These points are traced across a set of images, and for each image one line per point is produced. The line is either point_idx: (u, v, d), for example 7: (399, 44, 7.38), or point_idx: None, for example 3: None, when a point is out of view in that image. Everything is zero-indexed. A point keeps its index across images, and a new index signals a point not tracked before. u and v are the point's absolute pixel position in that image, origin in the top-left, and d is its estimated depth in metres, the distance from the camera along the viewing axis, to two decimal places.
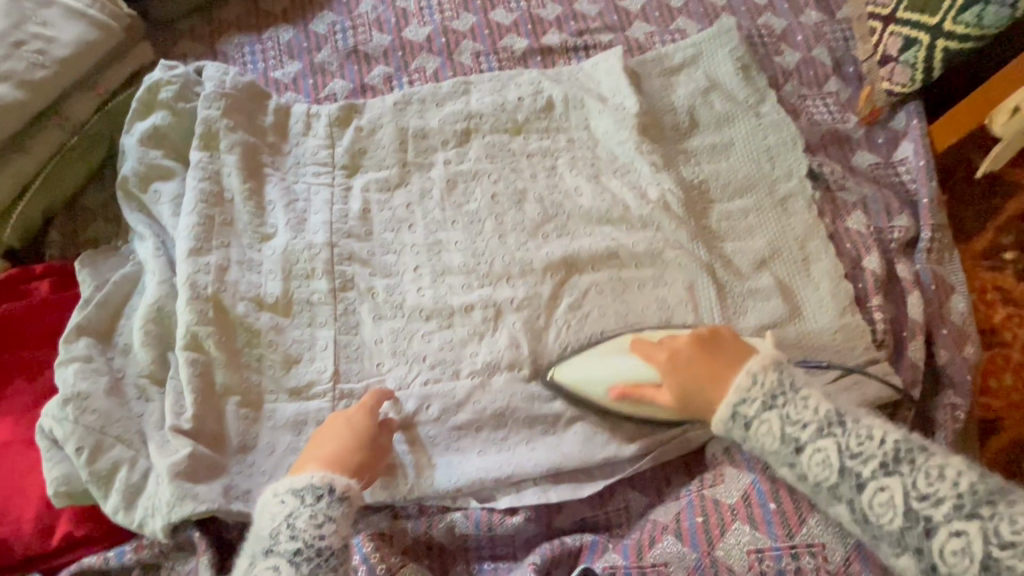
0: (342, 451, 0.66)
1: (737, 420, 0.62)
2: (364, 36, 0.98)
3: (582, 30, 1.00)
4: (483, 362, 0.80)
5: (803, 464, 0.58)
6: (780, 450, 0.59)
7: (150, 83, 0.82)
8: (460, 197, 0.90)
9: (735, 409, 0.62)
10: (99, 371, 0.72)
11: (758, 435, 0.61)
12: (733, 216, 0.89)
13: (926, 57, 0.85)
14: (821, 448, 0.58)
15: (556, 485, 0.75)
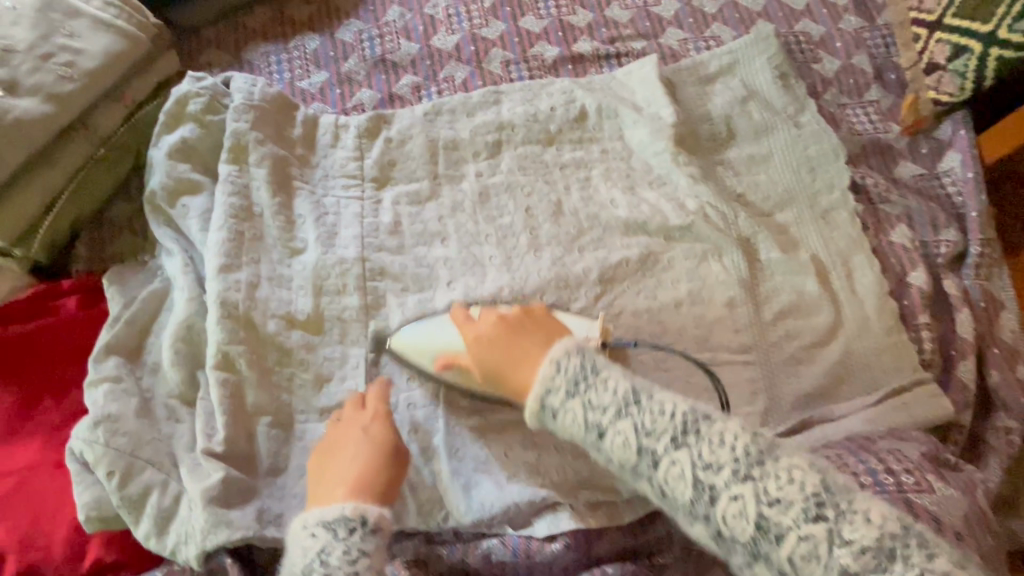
0: (364, 463, 0.62)
1: (554, 370, 0.62)
2: (391, 44, 0.95)
3: (614, 37, 0.98)
4: None
5: (610, 446, 0.59)
6: (586, 435, 0.60)
7: (178, 95, 0.80)
8: (491, 211, 0.88)
9: (544, 399, 0.62)
10: (129, 392, 0.70)
11: (564, 419, 0.61)
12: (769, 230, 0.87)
13: (978, 66, 0.82)
14: (620, 430, 0.58)
15: (592, 511, 0.75)
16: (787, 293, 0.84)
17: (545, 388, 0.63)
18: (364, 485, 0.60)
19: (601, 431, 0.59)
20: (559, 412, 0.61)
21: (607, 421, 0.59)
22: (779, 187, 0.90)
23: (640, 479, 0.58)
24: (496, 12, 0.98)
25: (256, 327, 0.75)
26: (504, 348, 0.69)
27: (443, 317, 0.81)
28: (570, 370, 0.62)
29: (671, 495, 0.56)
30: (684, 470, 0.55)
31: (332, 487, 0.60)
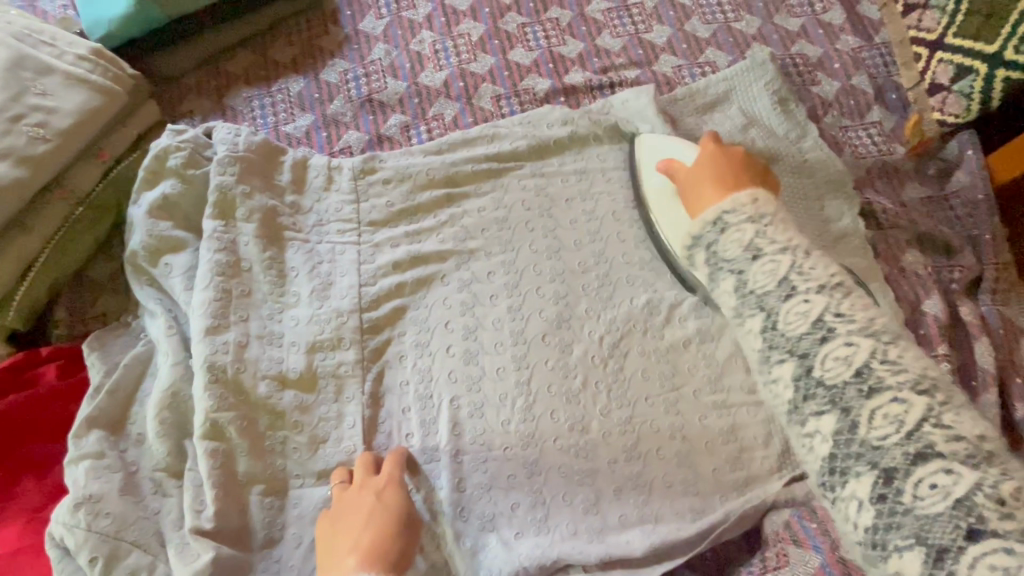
0: (381, 532, 0.63)
1: (718, 225, 0.74)
2: (378, 84, 0.93)
3: (606, 67, 0.95)
4: (518, 435, 0.74)
5: (782, 308, 0.66)
6: (740, 257, 0.70)
7: (158, 150, 0.77)
8: (494, 250, 0.82)
9: (723, 215, 0.74)
10: (111, 468, 0.66)
11: (729, 240, 0.72)
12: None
13: (984, 87, 0.79)
14: (777, 261, 0.68)
15: (607, 571, 0.73)
16: None
17: (728, 208, 0.73)
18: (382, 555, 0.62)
19: (750, 298, 0.69)
20: (722, 259, 0.73)
21: (731, 269, 0.71)
22: (792, 216, 0.85)
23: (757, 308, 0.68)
24: (483, 47, 0.95)
25: (245, 390, 0.71)
26: (693, 194, 0.78)
27: (441, 369, 0.76)
28: (748, 210, 0.72)
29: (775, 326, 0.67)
30: (810, 310, 0.65)
31: (349, 555, 0.61)
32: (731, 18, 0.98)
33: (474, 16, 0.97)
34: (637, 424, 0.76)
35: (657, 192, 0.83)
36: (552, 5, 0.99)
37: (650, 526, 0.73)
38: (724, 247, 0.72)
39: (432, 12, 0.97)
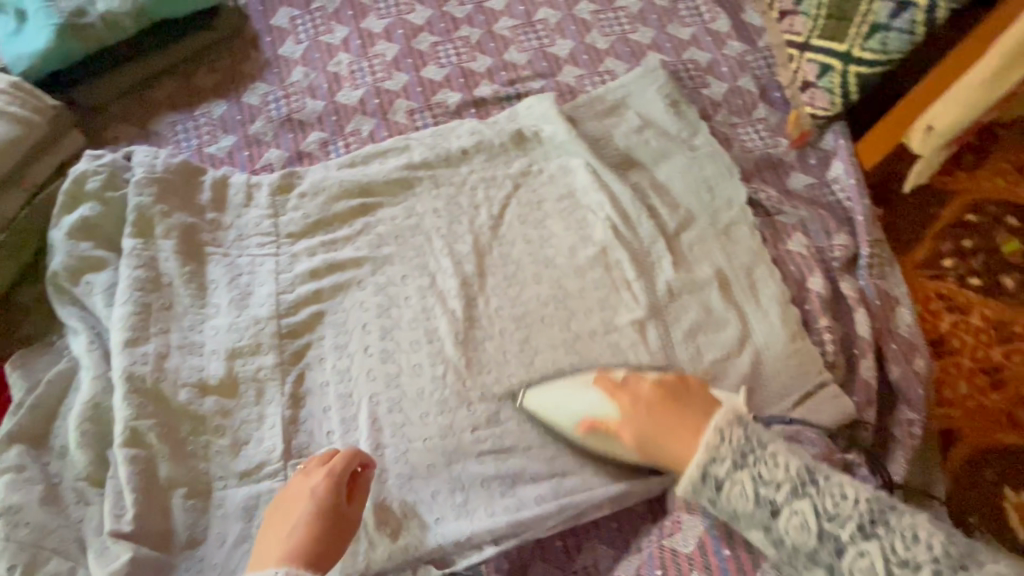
0: (303, 528, 0.64)
1: (708, 480, 0.63)
2: (297, 104, 0.98)
3: (513, 79, 1.02)
4: (434, 426, 0.78)
5: (779, 526, 0.58)
6: (753, 511, 0.59)
7: (78, 175, 0.81)
8: (407, 255, 0.87)
9: (709, 469, 0.62)
10: (32, 480, 0.69)
11: (730, 494, 0.61)
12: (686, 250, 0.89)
13: (841, 82, 0.88)
14: (797, 508, 0.58)
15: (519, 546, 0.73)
16: (697, 309, 0.86)
17: (707, 458, 0.63)
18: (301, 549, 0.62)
19: (739, 520, 0.61)
20: (733, 510, 0.61)
21: (754, 497, 0.59)
22: (684, 209, 0.93)
23: (750, 526, 0.60)
24: (398, 65, 1.01)
25: (166, 397, 0.74)
26: (656, 433, 0.73)
27: (357, 369, 0.80)
28: (727, 457, 0.62)
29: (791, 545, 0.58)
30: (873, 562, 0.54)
31: (273, 546, 0.63)
32: (628, 29, 1.05)
33: (388, 37, 1.03)
34: (550, 410, 0.79)
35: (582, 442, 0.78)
36: (462, 23, 1.06)
37: (566, 506, 0.74)
38: (727, 498, 0.61)
39: (348, 35, 1.03)
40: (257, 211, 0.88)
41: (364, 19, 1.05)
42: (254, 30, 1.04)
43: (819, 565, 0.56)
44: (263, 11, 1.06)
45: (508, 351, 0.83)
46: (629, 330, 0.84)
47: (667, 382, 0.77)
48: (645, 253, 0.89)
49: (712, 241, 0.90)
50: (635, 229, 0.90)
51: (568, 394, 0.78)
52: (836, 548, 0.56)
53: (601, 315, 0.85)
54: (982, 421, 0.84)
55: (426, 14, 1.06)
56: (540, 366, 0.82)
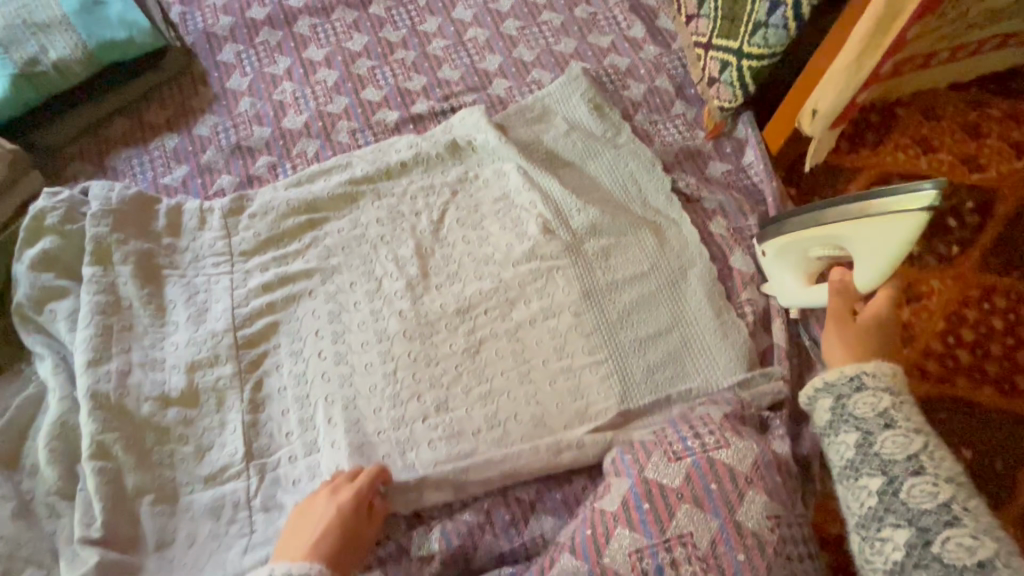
0: (332, 541, 0.67)
1: (854, 381, 0.68)
2: (245, 132, 1.05)
3: (447, 94, 1.10)
4: (387, 420, 0.82)
5: (853, 399, 0.67)
6: (841, 380, 0.68)
7: (36, 211, 0.87)
8: (354, 264, 0.93)
9: (862, 374, 0.67)
10: (4, 498, 0.73)
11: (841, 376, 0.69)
12: (616, 238, 0.95)
13: (738, 76, 0.95)
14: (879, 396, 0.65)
15: (465, 510, 0.80)
16: (629, 293, 0.92)
17: (869, 369, 0.67)
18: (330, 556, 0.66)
19: (846, 420, 0.67)
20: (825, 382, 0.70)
21: (854, 422, 0.66)
22: (613, 201, 0.99)
23: (851, 429, 0.66)
24: (339, 90, 1.09)
25: (129, 410, 0.79)
26: (830, 342, 0.74)
27: (312, 371, 0.85)
28: (887, 380, 0.66)
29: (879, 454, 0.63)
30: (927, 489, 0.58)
31: (301, 548, 0.66)
32: (552, 42, 1.14)
33: (329, 65, 1.12)
34: (494, 395, 0.85)
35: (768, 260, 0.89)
36: (397, 47, 1.14)
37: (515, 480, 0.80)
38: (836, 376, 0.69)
39: (291, 65, 1.11)
40: (210, 233, 0.94)
41: (305, 49, 1.13)
42: (203, 66, 1.11)
43: (882, 471, 0.62)
44: (210, 48, 1.13)
45: (454, 345, 0.88)
46: (564, 316, 0.90)
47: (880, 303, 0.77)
48: (577, 243, 0.94)
49: (640, 227, 0.96)
50: (567, 223, 0.96)
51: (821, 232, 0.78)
52: (916, 488, 0.59)
53: (540, 304, 0.91)
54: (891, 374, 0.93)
55: (363, 40, 1.14)
56: (485, 356, 0.88)
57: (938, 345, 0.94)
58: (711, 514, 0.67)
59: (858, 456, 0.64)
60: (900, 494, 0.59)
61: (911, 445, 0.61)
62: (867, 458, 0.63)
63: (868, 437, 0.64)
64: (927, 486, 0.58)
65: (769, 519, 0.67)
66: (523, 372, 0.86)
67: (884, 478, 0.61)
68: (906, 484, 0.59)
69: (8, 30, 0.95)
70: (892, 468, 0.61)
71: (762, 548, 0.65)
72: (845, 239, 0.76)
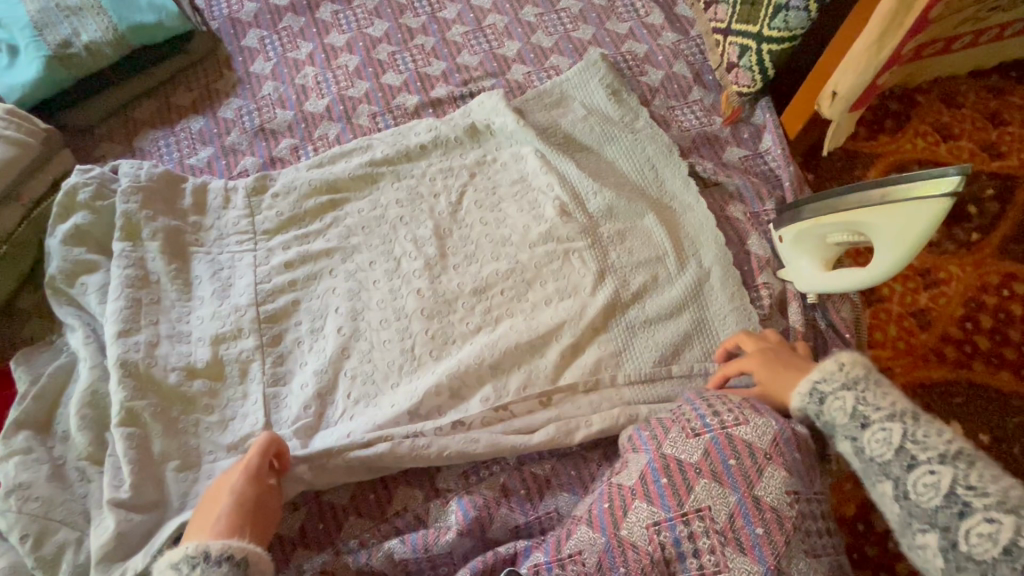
0: (227, 517, 0.67)
1: (814, 396, 0.68)
2: (268, 115, 1.07)
3: (466, 80, 1.11)
4: (403, 394, 0.83)
5: (866, 439, 0.62)
6: (848, 424, 0.64)
7: (69, 187, 0.89)
8: (373, 243, 0.94)
9: (815, 386, 0.68)
10: (39, 461, 0.76)
11: (832, 409, 0.66)
12: (632, 221, 0.96)
13: (758, 60, 0.96)
14: (888, 428, 0.61)
15: (478, 483, 0.82)
16: (641, 275, 0.92)
17: (818, 377, 0.68)
18: (228, 529, 0.66)
19: (873, 468, 0.61)
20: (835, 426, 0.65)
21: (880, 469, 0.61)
22: (628, 183, 1.00)
23: (881, 478, 0.60)
24: (360, 74, 1.11)
25: (156, 379, 0.81)
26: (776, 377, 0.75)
27: (333, 346, 0.86)
28: (839, 378, 0.66)
29: (914, 500, 0.58)
30: (996, 532, 0.52)
31: (201, 529, 0.66)
32: (570, 28, 1.16)
33: (350, 50, 1.14)
34: (509, 370, 0.85)
35: (785, 245, 0.88)
36: (417, 33, 1.16)
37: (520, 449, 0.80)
38: (841, 421, 0.65)
39: (313, 49, 1.13)
40: (232, 213, 0.96)
41: (327, 35, 1.15)
42: (228, 51, 1.14)
43: (933, 525, 0.56)
44: (234, 34, 1.16)
45: (469, 323, 0.89)
46: (580, 296, 0.90)
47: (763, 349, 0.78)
48: (593, 226, 0.95)
49: (653, 212, 0.96)
50: (584, 205, 0.97)
51: (848, 217, 0.77)
52: (976, 532, 0.53)
53: (555, 284, 0.91)
54: (910, 359, 0.92)
55: (384, 26, 1.16)
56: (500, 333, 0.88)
57: (958, 331, 0.93)
58: (730, 489, 0.67)
59: (904, 511, 0.59)
60: (962, 548, 0.54)
61: (942, 483, 0.56)
62: (910, 512, 0.58)
63: (901, 486, 0.59)
64: (984, 527, 0.53)
65: (788, 494, 0.67)
66: (537, 350, 0.86)
67: (938, 532, 0.55)
68: (961, 530, 0.54)
69: (42, 13, 0.98)
70: (938, 516, 0.56)
71: (780, 522, 0.65)
72: (870, 227, 0.75)
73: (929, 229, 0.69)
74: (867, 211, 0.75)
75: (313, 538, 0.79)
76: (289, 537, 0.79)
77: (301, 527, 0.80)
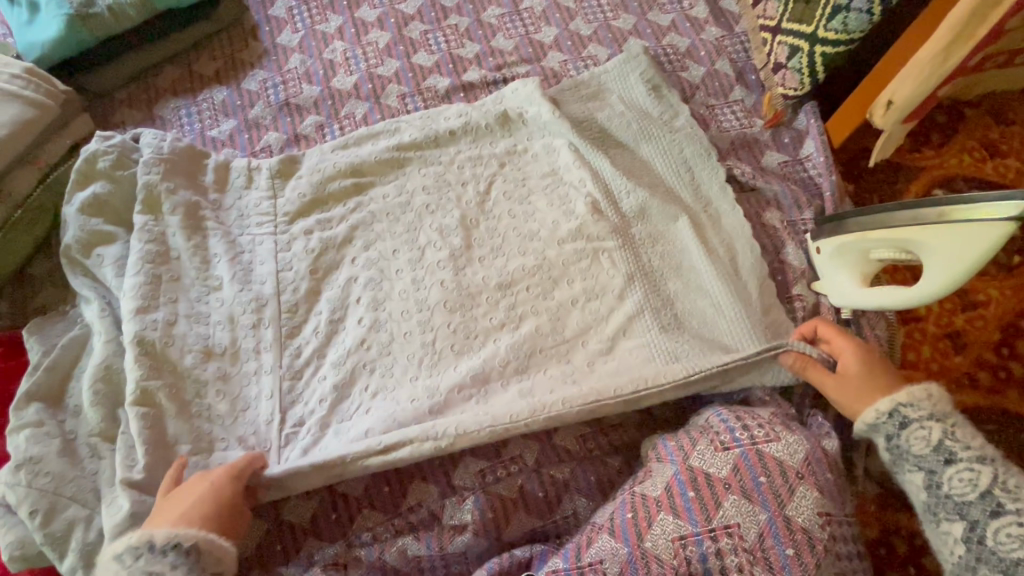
0: (190, 510, 0.66)
1: (895, 418, 0.66)
2: (294, 90, 1.04)
3: (500, 65, 1.08)
4: (423, 389, 0.80)
5: (929, 463, 0.63)
6: (930, 456, 0.63)
7: (88, 154, 0.87)
8: (397, 232, 0.91)
9: (900, 407, 0.66)
10: (51, 435, 0.74)
11: (912, 437, 0.65)
12: (661, 226, 0.92)
13: (809, 62, 0.93)
14: (976, 470, 0.61)
15: (496, 481, 0.79)
16: (672, 280, 0.89)
17: (904, 401, 0.66)
18: (189, 520, 0.65)
19: (947, 506, 0.61)
20: (907, 453, 0.65)
21: (956, 508, 0.61)
22: (659, 181, 0.97)
23: (953, 519, 0.61)
24: (390, 52, 1.08)
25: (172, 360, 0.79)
26: (859, 386, 0.71)
27: (353, 337, 0.83)
28: (928, 407, 0.65)
29: (991, 546, 0.58)
30: None
31: (163, 515, 0.65)
32: (610, 17, 1.12)
33: (381, 26, 1.10)
34: (531, 370, 0.82)
35: (824, 258, 0.86)
36: (451, 12, 1.12)
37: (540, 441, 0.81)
38: (919, 453, 0.64)
39: (343, 24, 1.10)
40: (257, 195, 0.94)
41: (358, 9, 1.11)
42: (255, 20, 1.11)
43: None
44: (263, 2, 1.12)
45: (493, 318, 0.85)
46: (608, 298, 0.86)
47: (865, 351, 0.73)
48: (624, 225, 0.92)
49: (682, 214, 0.93)
50: (616, 204, 0.93)
51: (894, 234, 0.75)
52: None
53: (584, 284, 0.87)
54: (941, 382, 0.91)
55: (417, 3, 1.12)
56: (524, 331, 0.84)
57: (992, 356, 0.92)
58: (760, 507, 0.65)
59: (971, 554, 0.59)
60: None
61: None
62: (984, 557, 0.58)
63: (977, 529, 0.59)
64: None
65: (820, 516, 0.65)
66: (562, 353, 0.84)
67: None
68: None
69: None
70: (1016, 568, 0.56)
71: (811, 544, 0.63)
72: (917, 246, 0.73)
73: (987, 255, 0.67)
74: (916, 228, 0.72)
75: (325, 528, 0.77)
76: (299, 525, 0.77)
77: (313, 515, 0.78)
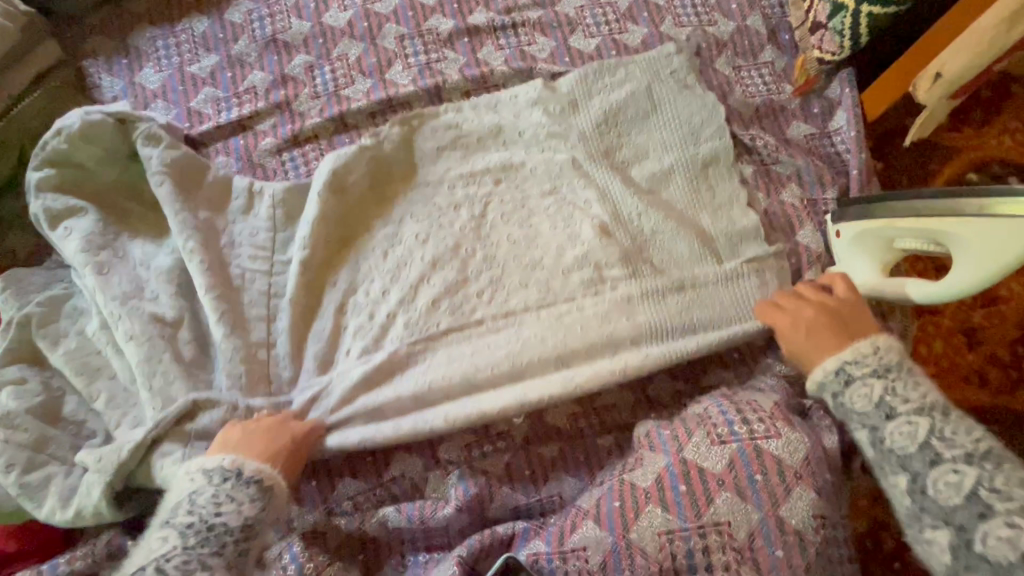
0: (256, 444, 0.66)
1: (840, 376, 0.65)
2: (282, 24, 0.95)
3: (510, 7, 0.98)
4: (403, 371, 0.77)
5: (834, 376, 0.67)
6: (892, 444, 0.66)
7: (59, 124, 0.77)
8: (376, 198, 0.85)
9: (846, 366, 0.65)
10: (33, 391, 0.70)
11: (854, 395, 0.64)
12: (676, 237, 0.82)
13: (853, 23, 0.84)
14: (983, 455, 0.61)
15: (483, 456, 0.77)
16: (672, 268, 0.81)
17: (850, 357, 0.65)
18: (256, 452, 0.65)
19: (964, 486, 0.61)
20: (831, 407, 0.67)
21: None
22: (667, 141, 0.89)
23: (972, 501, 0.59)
24: None
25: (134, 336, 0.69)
26: (805, 351, 0.69)
27: (336, 392, 0.75)
28: (872, 363, 0.64)
29: None
30: None
31: (231, 446, 0.65)
32: None
33: None
34: (528, 369, 0.77)
35: (842, 242, 0.79)
36: None
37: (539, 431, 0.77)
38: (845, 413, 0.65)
39: None
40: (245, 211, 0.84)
41: None
42: None
43: None
44: None
45: (479, 293, 0.80)
46: (621, 355, 0.77)
47: (818, 314, 0.70)
48: (638, 252, 0.82)
49: (692, 225, 0.84)
50: (622, 179, 0.86)
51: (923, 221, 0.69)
52: None
53: (599, 327, 0.78)
54: (949, 379, 0.89)
55: None
56: (527, 385, 0.76)
57: (1006, 354, 0.89)
58: (753, 505, 0.63)
59: None
60: None
61: None
62: None
63: None
64: None
65: (815, 518, 0.63)
66: (569, 403, 0.75)
67: None
68: None
69: None
70: None
71: (802, 547, 0.61)
72: (948, 237, 0.68)
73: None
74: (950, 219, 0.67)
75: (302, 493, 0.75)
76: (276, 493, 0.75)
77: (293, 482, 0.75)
